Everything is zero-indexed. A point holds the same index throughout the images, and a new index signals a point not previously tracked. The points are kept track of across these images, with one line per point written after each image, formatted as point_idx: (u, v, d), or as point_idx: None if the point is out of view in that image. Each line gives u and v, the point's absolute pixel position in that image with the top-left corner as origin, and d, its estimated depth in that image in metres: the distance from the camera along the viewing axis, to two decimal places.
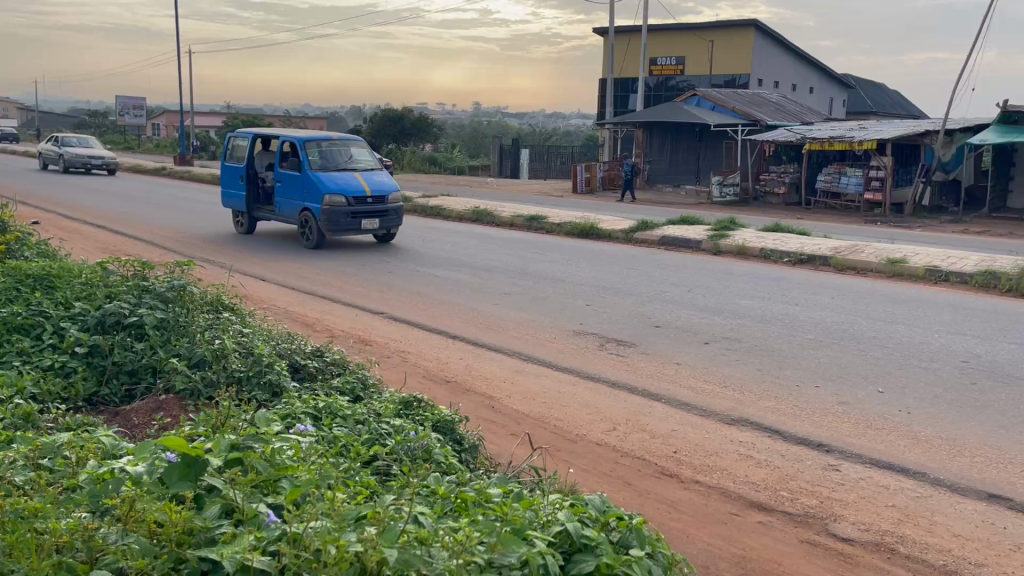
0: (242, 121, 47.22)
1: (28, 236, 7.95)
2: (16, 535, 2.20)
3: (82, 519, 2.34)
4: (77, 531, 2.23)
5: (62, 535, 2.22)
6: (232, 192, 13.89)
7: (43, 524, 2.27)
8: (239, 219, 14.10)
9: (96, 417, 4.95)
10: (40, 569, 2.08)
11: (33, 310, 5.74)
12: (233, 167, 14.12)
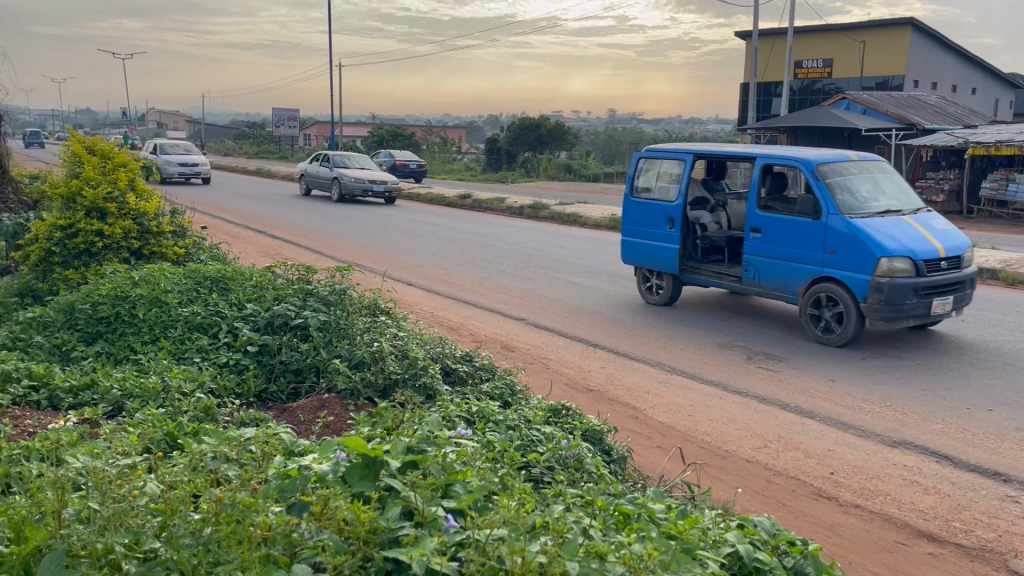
0: (385, 131, 49.13)
1: (203, 240, 8.59)
2: (229, 524, 2.31)
3: (281, 512, 2.41)
4: (278, 524, 2.32)
5: (265, 528, 2.30)
6: (640, 239, 9.90)
7: (250, 515, 2.36)
8: (653, 284, 10.12)
9: (266, 412, 5.22)
10: (250, 562, 2.18)
11: (211, 311, 6.18)
12: (635, 204, 9.99)
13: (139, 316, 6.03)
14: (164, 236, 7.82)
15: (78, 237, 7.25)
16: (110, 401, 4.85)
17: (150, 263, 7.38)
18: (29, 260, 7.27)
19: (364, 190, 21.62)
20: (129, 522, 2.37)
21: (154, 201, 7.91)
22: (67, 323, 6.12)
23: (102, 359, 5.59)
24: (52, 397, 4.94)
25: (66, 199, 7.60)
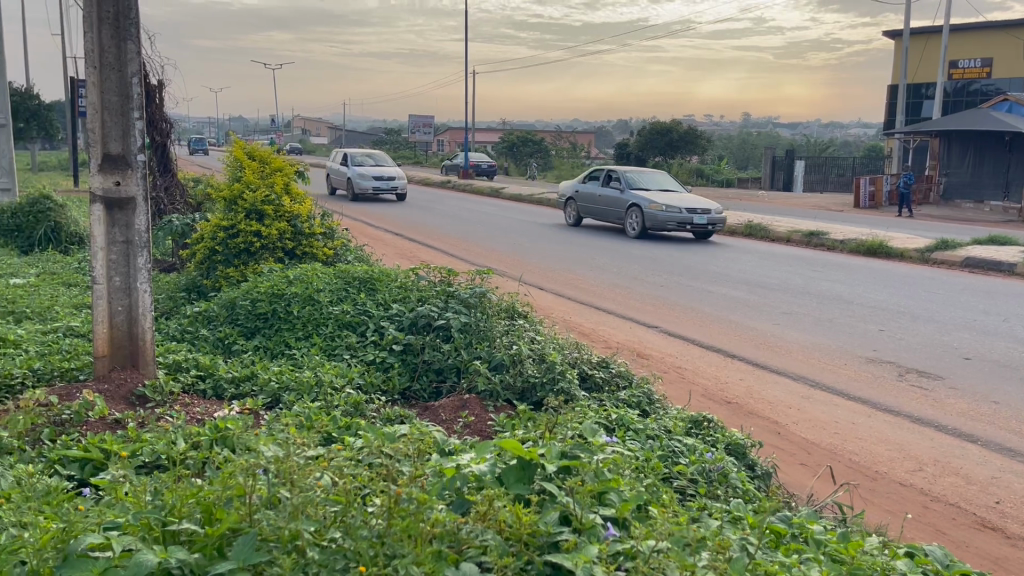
0: (516, 136, 49.76)
1: (350, 241, 9.01)
2: (404, 520, 2.24)
3: (450, 512, 2.36)
4: (447, 524, 2.27)
5: (435, 526, 2.25)
6: None
7: (425, 517, 2.27)
8: None
9: (410, 409, 5.28)
10: (424, 559, 2.13)
11: (359, 310, 6.44)
12: None
13: (293, 313, 6.36)
14: (315, 237, 8.24)
15: (238, 237, 7.74)
16: (268, 392, 5.11)
17: (303, 263, 7.80)
18: (195, 257, 7.81)
19: (679, 220, 15.22)
20: (311, 517, 2.24)
21: (307, 204, 8.36)
22: (229, 318, 6.55)
23: (259, 353, 5.91)
24: (216, 387, 5.25)
25: (229, 201, 8.11)
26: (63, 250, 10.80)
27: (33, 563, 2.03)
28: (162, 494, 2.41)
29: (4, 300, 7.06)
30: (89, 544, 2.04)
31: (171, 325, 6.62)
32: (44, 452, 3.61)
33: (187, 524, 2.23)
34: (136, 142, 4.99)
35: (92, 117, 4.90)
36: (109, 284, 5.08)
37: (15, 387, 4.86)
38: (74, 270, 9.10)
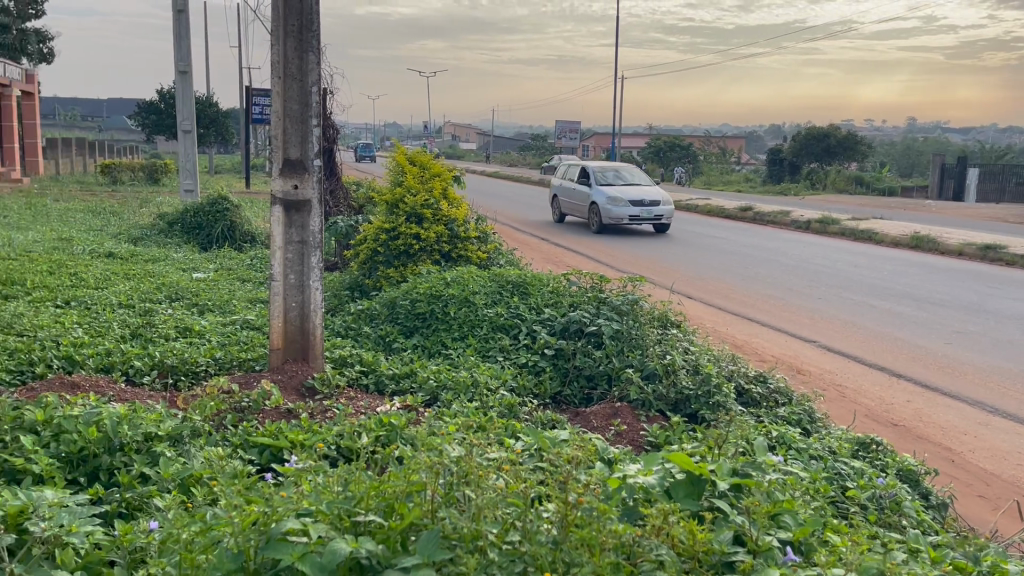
0: (663, 141, 49.04)
1: (502, 245, 9.17)
2: (583, 529, 2.26)
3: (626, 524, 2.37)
4: (624, 535, 2.28)
5: (613, 536, 2.26)
6: None
7: (605, 526, 2.28)
8: None
9: (560, 414, 5.19)
10: (604, 570, 2.14)
11: (512, 313, 6.50)
12: None
13: (450, 314, 6.54)
14: (469, 241, 8.44)
15: (398, 240, 8.06)
16: (427, 390, 5.24)
17: (458, 266, 8.02)
18: (359, 257, 8.20)
19: None
20: (494, 522, 2.27)
21: (463, 207, 8.59)
22: (389, 316, 6.83)
23: (417, 352, 6.11)
24: (377, 382, 5.44)
25: (390, 204, 8.45)
26: (238, 247, 11.60)
27: (238, 543, 2.16)
28: (350, 484, 2.51)
29: (190, 292, 7.65)
30: (288, 529, 2.14)
31: (336, 321, 6.96)
32: (227, 436, 3.86)
33: (374, 515, 2.32)
34: (312, 147, 5.27)
35: (275, 125, 5.23)
36: (285, 282, 5.40)
37: (199, 374, 5.23)
38: (249, 266, 9.76)
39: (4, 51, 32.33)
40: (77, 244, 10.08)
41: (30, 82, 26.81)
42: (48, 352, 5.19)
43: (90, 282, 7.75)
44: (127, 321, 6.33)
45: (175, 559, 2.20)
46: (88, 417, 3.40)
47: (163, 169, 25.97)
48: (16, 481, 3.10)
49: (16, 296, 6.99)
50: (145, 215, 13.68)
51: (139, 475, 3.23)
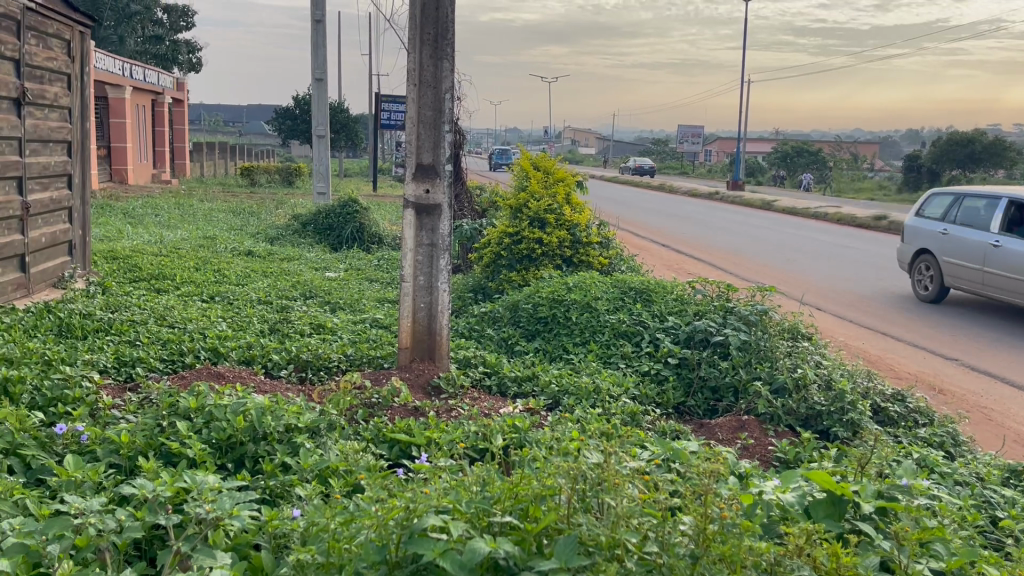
0: (791, 147, 47.37)
1: (625, 252, 9.11)
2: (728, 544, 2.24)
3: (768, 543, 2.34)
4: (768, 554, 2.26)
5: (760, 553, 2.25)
6: None
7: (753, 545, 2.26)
8: None
9: (684, 424, 5.08)
10: None
11: (635, 320, 6.42)
12: None
13: (572, 319, 6.54)
14: (591, 246, 8.43)
15: (521, 244, 8.14)
16: (549, 394, 5.23)
17: (581, 271, 8.02)
18: (483, 260, 8.35)
19: None
20: (633, 531, 2.26)
21: (587, 213, 8.59)
22: (512, 319, 6.90)
23: (539, 355, 6.15)
24: (500, 384, 5.49)
25: (514, 209, 8.56)
26: (366, 249, 11.99)
27: (381, 536, 2.24)
28: (488, 485, 2.57)
29: (323, 291, 7.98)
30: (429, 525, 2.20)
31: (461, 323, 7.09)
32: (359, 430, 3.99)
33: (511, 516, 2.37)
34: (444, 153, 5.40)
35: (409, 130, 5.39)
36: (415, 282, 5.54)
37: (331, 369, 5.44)
38: (375, 266, 10.08)
39: (158, 60, 34.71)
40: (219, 242, 10.68)
41: (180, 90, 28.67)
42: (196, 343, 5.53)
43: (231, 278, 8.20)
44: (266, 316, 6.67)
45: (322, 546, 2.30)
46: (236, 407, 3.60)
47: (297, 172, 27.18)
48: (172, 463, 3.32)
49: (166, 290, 7.48)
50: (279, 216, 14.35)
51: (282, 463, 3.39)
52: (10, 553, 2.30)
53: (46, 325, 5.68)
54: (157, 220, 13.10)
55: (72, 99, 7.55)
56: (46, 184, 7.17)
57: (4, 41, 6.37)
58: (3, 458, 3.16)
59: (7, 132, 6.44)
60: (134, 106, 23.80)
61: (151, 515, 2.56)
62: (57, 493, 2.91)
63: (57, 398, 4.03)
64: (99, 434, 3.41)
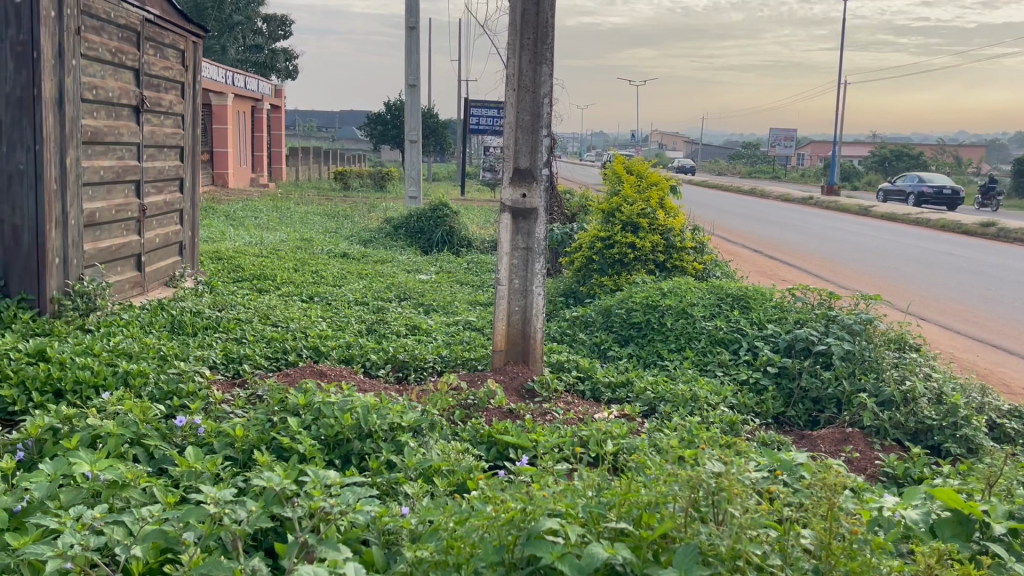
0: (890, 151, 45.83)
1: (718, 258, 8.97)
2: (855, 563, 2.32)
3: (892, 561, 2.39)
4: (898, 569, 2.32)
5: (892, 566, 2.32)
6: None
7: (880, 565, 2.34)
8: None
9: (785, 435, 4.93)
10: None
11: (733, 327, 6.28)
12: None
13: (667, 325, 6.47)
14: (685, 251, 8.35)
15: (614, 248, 8.11)
16: (644, 401, 5.12)
17: (674, 276, 7.95)
18: (575, 265, 8.37)
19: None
20: (753, 544, 2.29)
21: (681, 217, 8.48)
22: (605, 324, 6.86)
23: (633, 361, 6.09)
24: (594, 389, 5.42)
25: (606, 213, 8.53)
26: (456, 252, 12.14)
27: (498, 536, 2.35)
28: (601, 491, 2.69)
29: (417, 293, 8.11)
30: (546, 528, 2.31)
31: (553, 326, 7.10)
32: (458, 431, 4.02)
33: (624, 523, 2.46)
34: (542, 157, 5.42)
35: (508, 135, 5.43)
36: (510, 286, 5.58)
37: (427, 370, 5.52)
38: (465, 269, 10.20)
39: (258, 68, 36.04)
40: (316, 244, 11.00)
41: (279, 96, 29.71)
42: (298, 342, 5.69)
43: (329, 279, 8.43)
44: (363, 316, 6.84)
45: (441, 545, 2.39)
46: (343, 405, 3.69)
47: (388, 176, 27.76)
48: (283, 457, 3.42)
49: (267, 290, 7.73)
50: (372, 219, 14.69)
51: (387, 461, 3.46)
52: (148, 539, 2.44)
53: (160, 321, 5.96)
54: (257, 222, 13.61)
55: (185, 106, 7.92)
56: (161, 187, 7.54)
57: (126, 51, 6.72)
58: (129, 447, 3.32)
59: (127, 138, 6.79)
60: (235, 113, 24.79)
61: (273, 507, 2.65)
62: (179, 483, 3.04)
63: (173, 391, 4.22)
64: (214, 427, 3.54)
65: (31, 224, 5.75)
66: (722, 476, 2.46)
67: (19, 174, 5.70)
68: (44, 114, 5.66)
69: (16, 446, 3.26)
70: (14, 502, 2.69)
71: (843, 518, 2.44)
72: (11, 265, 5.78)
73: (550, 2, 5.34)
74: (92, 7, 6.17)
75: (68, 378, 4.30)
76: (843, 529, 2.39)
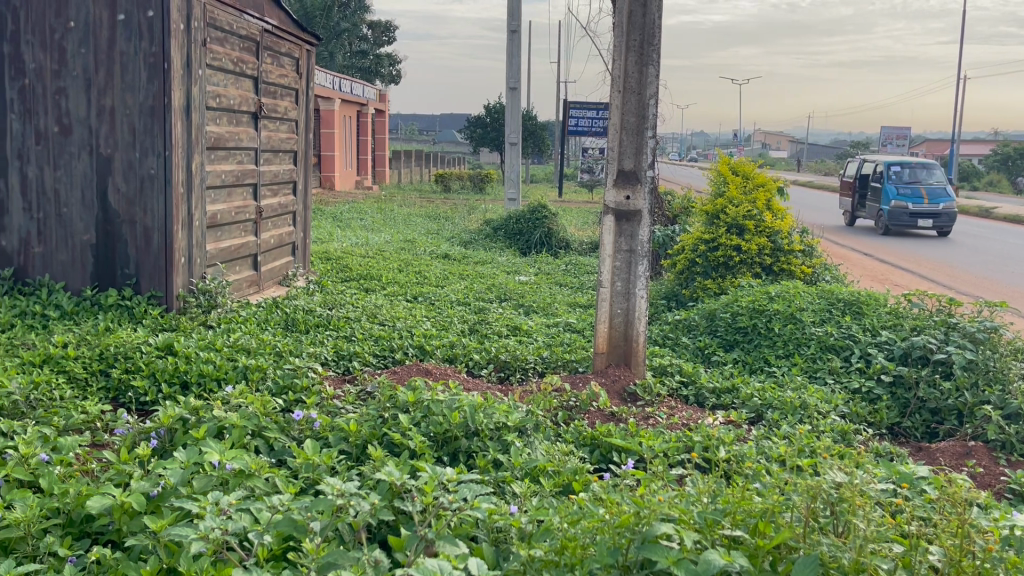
0: (1015, 150, 43.33)
1: (828, 261, 8.68)
2: None
3: None
4: None
5: None
6: None
7: None
8: None
9: (900, 447, 4.72)
10: None
11: (844, 333, 6.07)
12: None
13: (774, 330, 6.31)
14: (794, 254, 8.14)
15: (719, 250, 8.03)
16: (751, 407, 5.00)
17: (781, 280, 7.76)
18: (677, 267, 8.30)
19: None
20: (876, 556, 2.37)
21: (789, 219, 8.25)
22: (709, 328, 6.77)
23: (739, 366, 5.98)
24: (698, 395, 5.31)
25: (710, 215, 8.41)
26: (555, 254, 12.19)
27: (613, 539, 2.42)
28: (716, 498, 2.74)
29: (517, 294, 8.17)
30: (660, 533, 2.36)
31: (656, 329, 7.04)
32: (562, 432, 4.03)
33: (739, 530, 2.54)
34: (647, 158, 5.36)
35: (612, 136, 5.40)
36: (612, 288, 5.54)
37: (529, 371, 5.57)
38: (564, 271, 10.22)
39: (364, 74, 37.04)
40: (420, 245, 11.24)
41: (383, 101, 30.50)
42: (404, 341, 5.83)
43: (432, 280, 8.61)
44: (466, 317, 6.95)
45: (555, 543, 2.47)
46: (451, 403, 3.76)
47: (488, 178, 28.05)
48: (395, 453, 3.53)
49: (374, 290, 7.96)
50: (472, 221, 14.90)
51: (494, 460, 3.51)
52: (277, 527, 2.56)
53: (275, 319, 6.22)
54: (364, 223, 14.03)
55: (299, 112, 8.23)
56: (276, 190, 7.87)
57: (247, 60, 7.04)
58: (251, 438, 3.49)
59: (246, 143, 7.10)
60: (342, 118, 25.58)
61: (391, 501, 2.75)
62: (298, 474, 3.17)
63: (288, 386, 4.41)
64: (329, 421, 3.68)
65: (160, 225, 6.11)
66: (844, 487, 2.57)
67: (151, 178, 6.07)
68: (172, 121, 6.00)
69: (150, 433, 3.49)
70: (150, 487, 2.87)
71: (973, 535, 2.48)
72: (142, 264, 6.16)
73: (657, 2, 5.29)
74: (216, 20, 6.50)
75: (192, 372, 4.55)
76: (977, 548, 2.39)
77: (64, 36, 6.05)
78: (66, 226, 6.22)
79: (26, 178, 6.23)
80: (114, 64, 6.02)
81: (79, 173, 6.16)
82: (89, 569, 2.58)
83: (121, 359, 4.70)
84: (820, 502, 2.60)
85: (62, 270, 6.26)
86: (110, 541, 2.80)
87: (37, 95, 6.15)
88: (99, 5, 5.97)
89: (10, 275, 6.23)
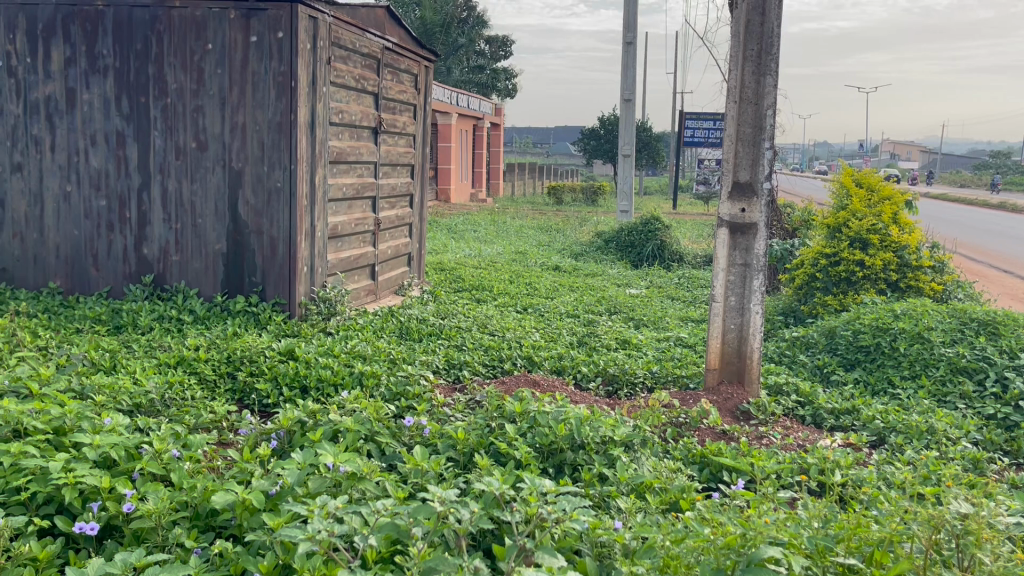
0: None
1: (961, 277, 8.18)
2: None
3: None
4: None
5: None
6: None
7: None
8: None
9: None
10: None
11: (978, 355, 5.69)
12: None
13: (899, 350, 6.01)
14: (922, 270, 7.72)
15: (840, 266, 7.75)
16: (873, 430, 4.77)
17: (906, 297, 7.40)
18: (795, 282, 8.06)
19: None
20: None
21: (917, 233, 7.84)
22: (828, 346, 6.50)
23: (861, 387, 5.71)
24: (815, 415, 5.10)
25: (832, 228, 8.11)
26: (667, 266, 12.03)
27: (717, 560, 2.38)
28: (827, 522, 2.67)
29: (627, 307, 8.10)
30: (768, 556, 2.32)
31: (771, 346, 6.84)
32: (671, 449, 3.97)
33: (853, 558, 2.47)
34: (763, 170, 5.21)
35: (727, 147, 5.30)
36: (726, 302, 5.41)
37: (637, 386, 5.52)
38: (677, 284, 10.06)
39: (481, 89, 37.71)
40: (531, 257, 11.34)
41: (498, 115, 30.99)
42: (514, 351, 5.89)
43: (542, 291, 8.66)
44: (575, 329, 6.94)
45: (657, 561, 2.45)
46: (557, 415, 3.77)
47: (600, 191, 27.97)
48: (501, 462, 3.58)
49: (486, 300, 8.09)
50: (584, 233, 14.87)
51: (599, 474, 3.49)
52: (382, 530, 2.64)
53: (390, 327, 6.40)
54: (477, 235, 14.26)
55: (417, 127, 8.48)
56: (394, 203, 8.12)
57: (368, 78, 7.32)
58: (364, 442, 3.61)
59: (367, 157, 7.38)
60: (458, 132, 26.14)
61: (492, 509, 2.79)
62: (407, 479, 3.25)
63: (401, 393, 4.55)
64: (438, 428, 3.77)
65: (285, 236, 6.44)
66: (969, 518, 2.46)
67: (277, 191, 6.42)
68: (298, 137, 6.34)
69: (271, 434, 3.66)
70: (270, 485, 3.03)
71: None
72: (267, 272, 6.50)
73: (776, 10, 5.16)
74: (340, 39, 6.81)
75: (311, 376, 4.76)
76: None
77: (202, 58, 6.45)
78: (200, 235, 6.62)
79: (166, 192, 6.66)
80: (247, 83, 6.39)
81: (213, 185, 6.56)
82: (213, 561, 2.73)
83: (246, 362, 4.97)
84: (942, 534, 2.48)
85: (195, 277, 6.66)
86: (232, 535, 2.96)
87: (177, 113, 6.56)
88: (235, 28, 6.35)
89: (150, 281, 6.68)
